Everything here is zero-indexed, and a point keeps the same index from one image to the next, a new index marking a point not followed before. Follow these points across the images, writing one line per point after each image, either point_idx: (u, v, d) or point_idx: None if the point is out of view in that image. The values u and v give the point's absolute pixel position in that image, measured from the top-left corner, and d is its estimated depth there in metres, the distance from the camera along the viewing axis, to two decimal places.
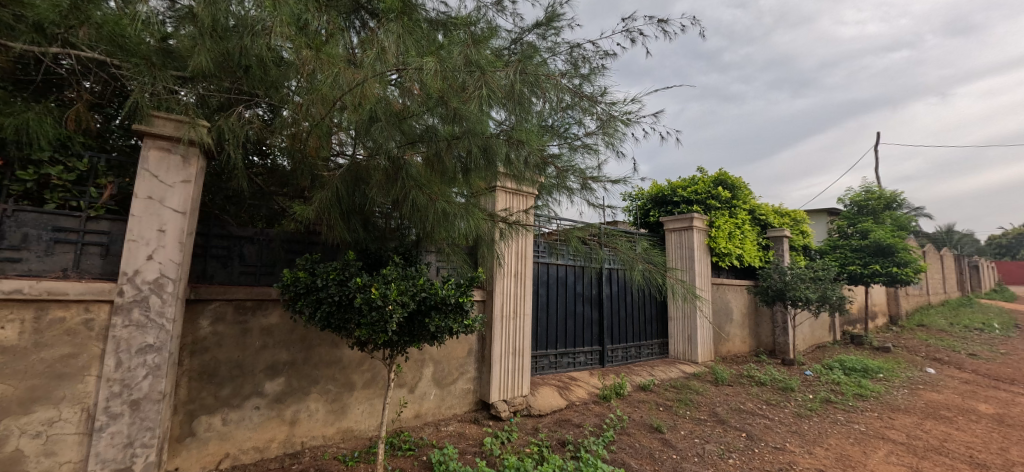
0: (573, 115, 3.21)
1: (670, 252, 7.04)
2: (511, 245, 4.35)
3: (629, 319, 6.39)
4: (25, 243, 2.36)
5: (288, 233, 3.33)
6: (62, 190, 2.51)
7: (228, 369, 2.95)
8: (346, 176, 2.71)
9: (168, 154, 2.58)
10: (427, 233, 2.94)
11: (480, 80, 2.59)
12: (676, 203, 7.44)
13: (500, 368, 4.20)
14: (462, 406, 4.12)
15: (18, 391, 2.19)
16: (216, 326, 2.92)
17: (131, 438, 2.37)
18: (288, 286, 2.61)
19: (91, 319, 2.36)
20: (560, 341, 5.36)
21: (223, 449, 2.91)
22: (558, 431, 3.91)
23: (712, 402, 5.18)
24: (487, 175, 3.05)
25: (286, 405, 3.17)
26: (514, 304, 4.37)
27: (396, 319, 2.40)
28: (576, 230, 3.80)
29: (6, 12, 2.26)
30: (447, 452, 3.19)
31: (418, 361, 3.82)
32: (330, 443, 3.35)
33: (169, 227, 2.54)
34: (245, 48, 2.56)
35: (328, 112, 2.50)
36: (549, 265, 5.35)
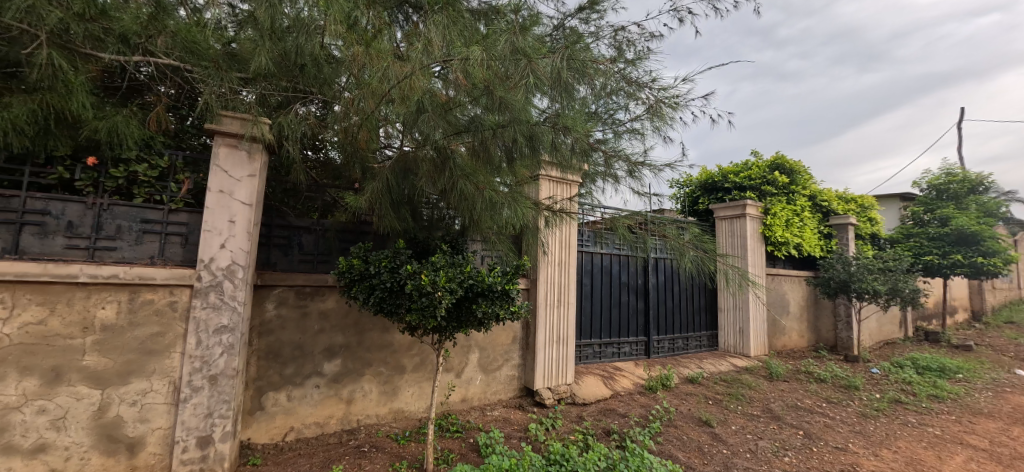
0: (619, 101, 3.14)
1: (721, 240, 6.71)
2: (555, 233, 4.34)
3: (677, 309, 6.20)
4: (119, 234, 2.66)
5: (342, 224, 3.49)
6: (147, 186, 2.79)
7: (291, 350, 3.18)
8: (395, 167, 2.81)
9: (236, 150, 2.79)
10: (473, 222, 2.99)
11: (527, 68, 2.57)
12: (727, 190, 7.09)
13: (544, 355, 4.23)
14: (507, 392, 4.19)
15: (117, 364, 2.48)
16: (279, 309, 3.15)
17: (211, 409, 2.61)
18: (344, 273, 2.76)
19: (175, 301, 2.61)
20: (605, 331, 5.31)
21: (288, 423, 3.15)
22: (603, 420, 3.89)
23: (765, 398, 4.95)
24: (531, 163, 3.05)
25: (343, 385, 3.37)
26: (558, 293, 4.37)
27: (445, 305, 2.46)
28: (622, 218, 3.74)
29: (96, 26, 2.45)
30: (493, 436, 3.27)
31: (464, 347, 3.93)
32: (383, 422, 3.53)
33: (239, 218, 2.75)
34: (300, 47, 2.69)
35: (378, 106, 2.60)
36: (593, 254, 5.29)
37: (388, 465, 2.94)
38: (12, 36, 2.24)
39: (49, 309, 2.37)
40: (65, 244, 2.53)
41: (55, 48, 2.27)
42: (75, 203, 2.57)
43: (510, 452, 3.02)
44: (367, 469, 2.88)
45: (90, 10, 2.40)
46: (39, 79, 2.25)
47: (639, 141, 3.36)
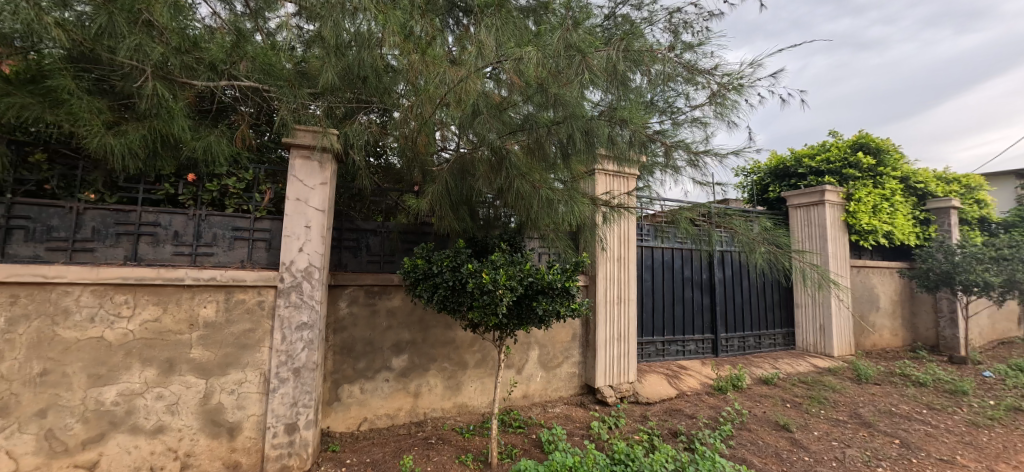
0: (676, 88, 3.06)
1: (796, 231, 6.22)
2: (614, 228, 4.24)
3: (748, 306, 5.83)
4: (215, 241, 2.97)
5: (404, 226, 3.65)
6: (237, 197, 3.10)
7: (362, 346, 3.39)
8: (454, 168, 2.89)
9: (309, 161, 3.01)
10: (530, 220, 3.01)
11: (580, 64, 2.58)
12: (801, 176, 6.49)
13: (605, 353, 4.16)
14: (569, 390, 4.18)
15: (218, 357, 2.78)
16: (351, 307, 3.37)
17: (296, 399, 2.86)
18: (409, 272, 2.89)
19: (262, 300, 2.88)
20: (668, 328, 5.11)
21: (362, 414, 3.36)
22: (669, 420, 3.76)
23: (852, 402, 4.51)
24: (587, 158, 2.99)
25: (410, 379, 3.54)
26: (617, 290, 4.27)
27: (506, 302, 2.49)
28: (684, 211, 3.56)
29: (190, 58, 2.76)
30: (555, 433, 3.27)
31: (525, 344, 3.97)
32: (448, 416, 3.65)
33: (314, 224, 2.96)
34: (361, 61, 2.83)
35: (435, 111, 2.69)
36: (654, 249, 5.11)
37: (454, 457, 3.04)
38: (126, 72, 2.58)
39: (163, 308, 2.71)
40: (173, 251, 2.87)
41: (158, 79, 2.60)
42: (179, 215, 2.91)
43: (573, 450, 3.01)
44: (435, 460, 2.99)
45: (184, 43, 2.73)
46: (148, 108, 2.58)
47: (700, 130, 3.29)
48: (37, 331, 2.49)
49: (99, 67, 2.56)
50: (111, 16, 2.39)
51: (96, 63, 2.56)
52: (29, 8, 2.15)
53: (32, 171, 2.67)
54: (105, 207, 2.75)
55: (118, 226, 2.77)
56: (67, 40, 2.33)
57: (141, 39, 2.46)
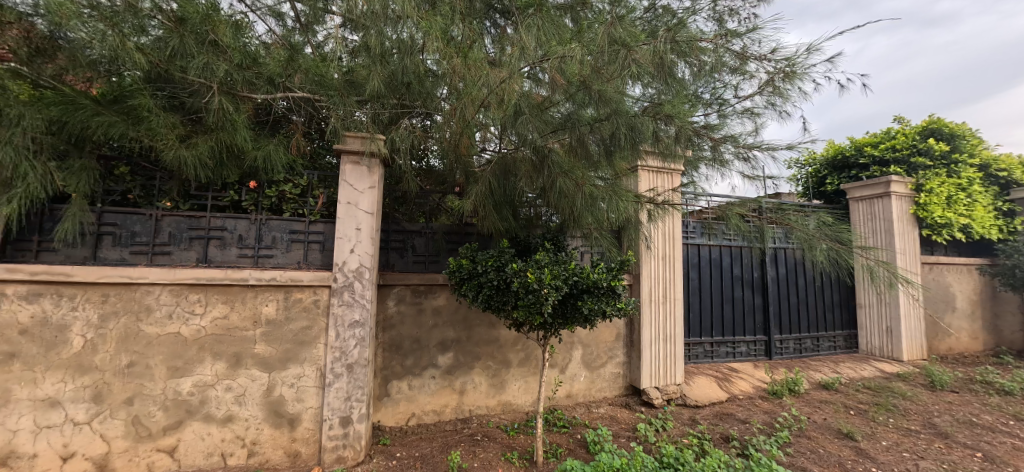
0: (725, 80, 3.14)
1: (858, 226, 5.81)
2: (658, 226, 4.13)
3: (804, 307, 5.51)
4: (274, 243, 3.17)
5: (448, 226, 3.74)
6: (293, 202, 3.28)
7: (410, 343, 3.50)
8: (496, 169, 2.93)
9: (358, 166, 3.16)
10: (573, 219, 3.00)
11: (626, 58, 2.59)
12: (863, 166, 6.03)
13: (650, 354, 4.06)
14: (613, 391, 4.12)
15: (279, 352, 2.96)
16: (399, 305, 3.49)
17: (349, 393, 2.99)
18: (454, 272, 2.95)
19: (318, 299, 3.04)
20: (717, 329, 4.92)
21: (410, 409, 3.48)
22: (720, 425, 3.62)
23: (926, 411, 4.15)
24: (629, 155, 2.96)
25: (456, 377, 3.62)
26: (663, 289, 4.17)
27: (551, 301, 2.49)
28: (733, 206, 3.49)
29: (250, 74, 2.94)
30: (601, 433, 3.24)
31: (568, 343, 3.95)
32: (493, 414, 3.71)
33: (364, 226, 3.09)
34: (404, 67, 2.92)
35: (476, 113, 2.72)
36: (701, 247, 4.93)
37: (500, 455, 3.08)
38: (195, 89, 2.80)
39: (230, 306, 2.92)
40: (238, 253, 3.09)
41: (223, 94, 2.80)
42: (243, 219, 3.12)
43: (621, 452, 2.97)
44: (482, 457, 3.05)
45: (245, 60, 2.91)
46: (215, 121, 2.78)
47: (751, 120, 3.45)
48: (125, 327, 2.76)
49: (171, 85, 2.79)
50: (182, 38, 2.65)
51: (171, 82, 2.79)
52: (113, 35, 2.44)
53: (119, 182, 2.97)
54: (179, 213, 3.00)
55: (191, 230, 3.02)
56: (145, 63, 2.57)
57: (208, 58, 2.70)
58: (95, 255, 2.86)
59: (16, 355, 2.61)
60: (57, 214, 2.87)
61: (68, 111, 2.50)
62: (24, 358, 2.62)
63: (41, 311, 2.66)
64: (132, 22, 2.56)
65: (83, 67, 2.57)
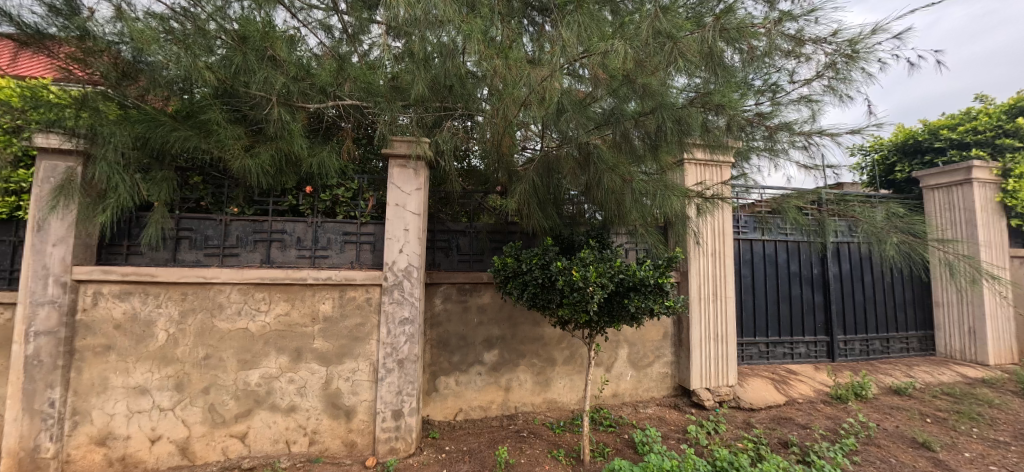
0: (778, 65, 3.02)
1: (934, 216, 5.31)
2: (707, 221, 3.98)
3: (871, 306, 5.11)
4: (329, 244, 3.35)
5: (492, 225, 3.78)
6: (345, 205, 3.45)
7: (456, 340, 3.59)
8: (539, 168, 2.95)
9: (405, 169, 3.28)
10: (618, 216, 2.97)
11: (672, 51, 2.51)
12: (937, 150, 5.50)
13: (701, 353, 3.93)
14: (661, 391, 4.02)
15: (336, 347, 3.13)
16: (445, 303, 3.59)
17: (400, 388, 3.12)
18: (500, 270, 2.99)
19: (370, 296, 3.18)
20: (773, 328, 4.68)
21: (458, 404, 3.57)
22: (777, 429, 3.44)
23: (1018, 420, 3.74)
24: (675, 147, 2.91)
25: (501, 374, 3.67)
26: (713, 286, 4.01)
27: (597, 299, 2.48)
28: (790, 199, 3.32)
29: (306, 86, 3.10)
30: (649, 434, 3.18)
31: (613, 342, 3.90)
32: (538, 411, 3.73)
33: (412, 227, 3.21)
34: (446, 70, 2.97)
35: (518, 112, 2.73)
36: (754, 242, 4.70)
37: (546, 452, 3.10)
38: (256, 102, 3.00)
39: (291, 303, 3.12)
40: (297, 254, 3.29)
41: (281, 105, 2.98)
42: (301, 222, 3.33)
43: (670, 453, 2.90)
44: (529, 453, 3.08)
45: (300, 73, 3.09)
46: (275, 131, 2.98)
47: (808, 107, 3.31)
48: (201, 323, 3.02)
49: (236, 99, 3.00)
50: (244, 56, 2.85)
51: (235, 97, 3.01)
52: (187, 57, 2.68)
53: (193, 190, 3.25)
54: (245, 218, 3.25)
55: (255, 234, 3.25)
56: (213, 80, 2.80)
57: (268, 72, 2.88)
58: (175, 257, 3.15)
59: (112, 347, 2.93)
60: (142, 221, 3.19)
61: (149, 128, 2.77)
62: (118, 351, 2.93)
63: (131, 308, 2.97)
64: (201, 43, 2.83)
65: (162, 87, 2.84)
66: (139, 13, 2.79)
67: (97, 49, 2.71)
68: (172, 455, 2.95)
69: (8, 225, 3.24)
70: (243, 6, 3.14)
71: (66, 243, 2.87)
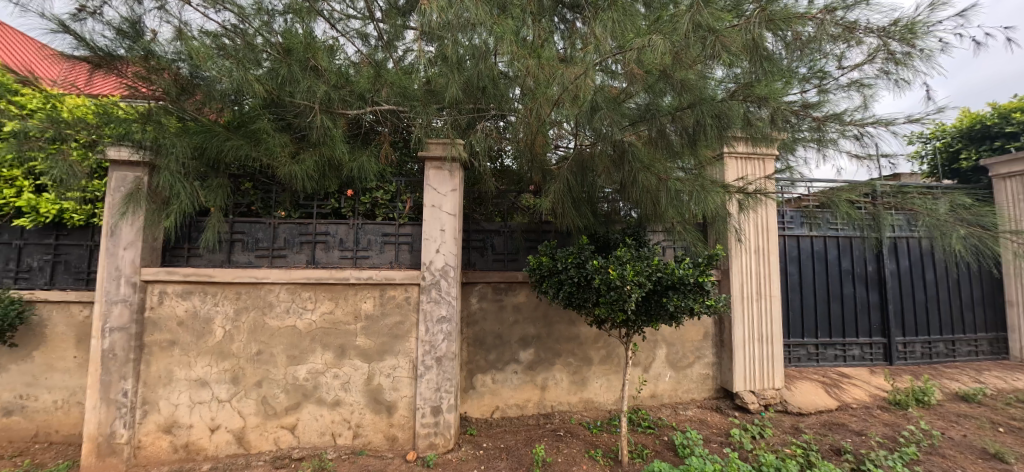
0: (826, 51, 2.86)
1: (1007, 208, 4.87)
2: (750, 217, 3.83)
3: (934, 306, 4.76)
4: (370, 245, 3.47)
5: (526, 225, 3.80)
6: (384, 207, 3.57)
7: (492, 338, 3.64)
8: (573, 166, 2.94)
9: (441, 171, 3.35)
10: (655, 213, 2.92)
11: (713, 44, 2.43)
12: (1010, 135, 5.06)
13: (744, 355, 3.79)
14: (702, 392, 3.90)
15: (377, 345, 3.25)
16: (481, 302, 3.65)
17: (439, 384, 3.19)
18: (535, 269, 3.00)
19: (408, 295, 3.28)
20: (823, 329, 4.44)
21: (495, 402, 3.62)
22: (829, 436, 3.27)
23: None
24: (715, 141, 2.83)
25: (537, 373, 3.69)
26: (756, 285, 3.86)
27: (635, 298, 2.45)
28: (841, 192, 3.15)
29: (347, 93, 3.22)
30: (690, 437, 3.10)
31: (651, 341, 3.82)
32: (575, 410, 3.72)
33: (447, 227, 3.27)
34: (479, 72, 3.01)
35: (551, 111, 2.73)
36: (801, 238, 4.48)
37: (584, 451, 3.09)
38: (300, 111, 3.14)
39: (335, 302, 3.26)
40: (340, 255, 3.44)
41: (323, 113, 3.11)
42: (343, 224, 3.47)
43: (713, 457, 2.83)
44: (566, 452, 3.08)
45: (340, 81, 3.21)
46: (319, 138, 3.11)
47: (859, 93, 3.12)
48: (253, 320, 3.21)
49: (282, 109, 3.16)
50: (290, 67, 3.00)
51: (281, 106, 3.16)
52: (238, 71, 2.85)
53: (244, 196, 3.45)
54: (292, 221, 3.42)
55: (301, 236, 3.42)
56: (262, 92, 2.95)
57: (311, 82, 3.01)
58: (230, 258, 3.37)
59: (176, 342, 3.16)
60: (200, 225, 3.42)
61: (205, 138, 2.97)
62: (181, 346, 3.17)
63: (192, 306, 3.19)
64: (250, 57, 3.01)
65: (216, 100, 3.03)
66: (195, 32, 3.01)
67: (160, 67, 2.93)
68: (230, 444, 3.15)
69: (85, 231, 3.57)
70: (285, 20, 3.31)
71: (135, 247, 3.12)
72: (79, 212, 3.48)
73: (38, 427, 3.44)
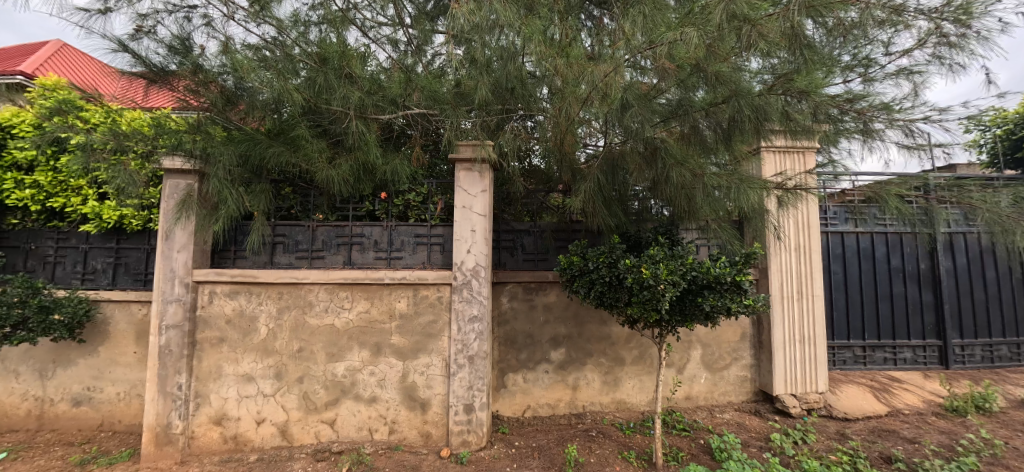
0: (871, 36, 2.73)
1: None
2: (790, 213, 3.68)
3: (996, 306, 4.43)
4: (403, 246, 3.56)
5: (556, 224, 3.80)
6: (416, 209, 3.65)
7: (523, 338, 3.66)
8: (604, 165, 2.93)
9: (471, 172, 3.40)
10: (688, 211, 2.86)
11: (750, 34, 2.36)
12: None
13: (785, 357, 3.65)
14: (739, 395, 3.78)
15: (411, 343, 3.33)
16: (512, 302, 3.68)
17: (471, 383, 3.24)
18: (566, 269, 3.00)
19: (441, 295, 3.34)
20: (870, 330, 4.22)
21: (527, 401, 3.65)
22: (879, 443, 3.11)
23: None
24: (751, 136, 2.77)
25: (569, 372, 3.68)
26: (797, 284, 3.71)
27: (669, 298, 2.40)
28: (890, 186, 2.99)
29: (384, 100, 3.31)
30: (728, 440, 3.02)
31: (686, 342, 3.74)
32: (607, 411, 3.69)
33: (478, 227, 3.31)
34: (507, 73, 3.02)
35: (581, 110, 2.71)
36: (845, 234, 4.27)
37: (617, 453, 3.07)
38: (335, 118, 3.26)
39: (371, 301, 3.37)
40: (374, 256, 3.55)
41: (358, 118, 3.21)
42: (377, 226, 3.57)
43: (753, 462, 2.77)
44: (598, 453, 3.06)
45: (374, 87, 3.30)
46: (355, 143, 3.22)
47: (908, 81, 2.96)
48: (295, 318, 3.36)
49: (319, 116, 3.28)
50: (326, 75, 3.11)
51: (317, 113, 3.28)
52: (279, 81, 2.98)
53: (285, 200, 3.61)
54: (329, 224, 3.55)
55: (338, 238, 3.55)
56: (301, 100, 3.06)
57: (346, 89, 3.12)
58: (273, 260, 3.54)
59: (225, 340, 3.35)
60: (245, 228, 3.61)
61: (249, 146, 3.14)
62: (230, 343, 3.35)
63: (239, 306, 3.37)
64: (289, 67, 3.15)
65: (258, 110, 3.18)
66: (239, 46, 3.18)
67: (207, 80, 3.12)
68: (274, 436, 3.32)
69: (143, 235, 3.83)
70: (320, 30, 3.45)
71: (187, 250, 3.33)
72: (137, 218, 3.74)
73: (103, 417, 3.73)
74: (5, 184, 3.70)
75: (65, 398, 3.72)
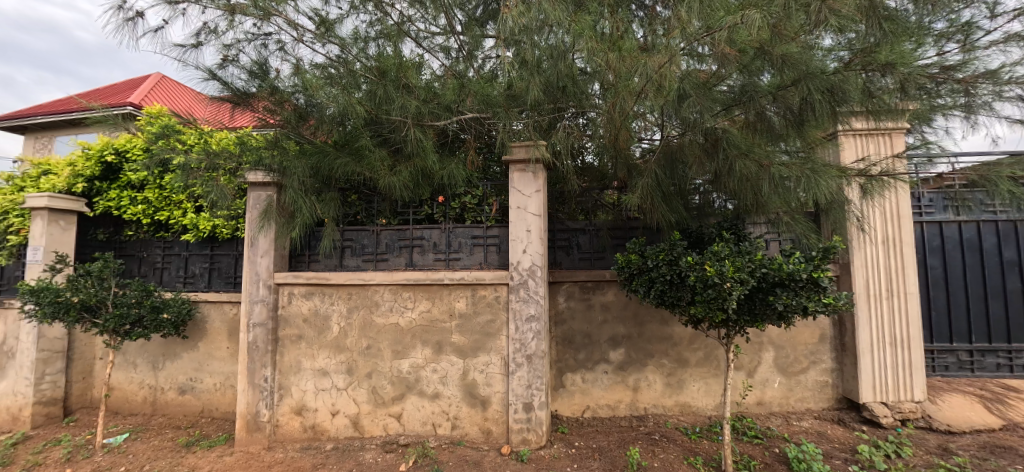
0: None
1: None
2: (876, 203, 3.34)
3: None
4: (461, 248, 3.67)
5: (612, 222, 3.73)
6: (473, 211, 3.75)
7: (581, 338, 3.64)
8: (662, 160, 2.83)
9: (524, 173, 3.40)
10: (755, 204, 2.70)
11: (821, 9, 2.17)
12: None
13: (873, 361, 3.31)
14: (819, 402, 3.50)
15: (470, 342, 3.42)
16: (569, 301, 3.67)
17: (530, 382, 3.27)
18: (623, 268, 2.94)
19: (498, 294, 3.41)
20: (979, 332, 3.72)
21: (586, 401, 3.62)
22: (993, 460, 2.73)
23: None
24: (825, 121, 2.57)
25: (629, 373, 3.61)
26: (886, 281, 3.36)
27: (737, 297, 2.27)
28: (1000, 168, 2.63)
29: (439, 106, 3.43)
30: (806, 450, 2.81)
31: (756, 344, 3.52)
32: (670, 414, 3.56)
33: (533, 227, 3.33)
34: (558, 72, 3.00)
35: (635, 104, 2.60)
36: (944, 224, 3.80)
37: (682, 458, 2.96)
38: (394, 127, 3.43)
39: (432, 301, 3.51)
40: (434, 257, 3.69)
41: (415, 126, 3.35)
42: (436, 229, 3.71)
43: None
44: (662, 457, 2.97)
45: (429, 95, 3.44)
46: (413, 150, 3.37)
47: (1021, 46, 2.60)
48: (363, 317, 3.58)
49: (381, 126, 3.47)
50: (385, 88, 3.28)
51: (378, 123, 3.47)
52: (344, 96, 3.19)
53: (351, 206, 3.86)
54: (392, 227, 3.75)
55: (401, 241, 3.74)
56: (363, 112, 3.25)
57: (403, 99, 3.26)
58: (343, 263, 3.80)
59: (302, 337, 3.64)
60: (317, 234, 3.90)
61: (319, 159, 3.40)
62: (307, 340, 3.64)
63: (315, 306, 3.65)
64: (352, 82, 3.36)
65: (325, 124, 3.43)
66: (308, 66, 3.45)
67: (282, 100, 3.45)
68: (348, 427, 3.55)
69: (232, 242, 4.27)
70: (378, 44, 3.65)
71: (270, 255, 3.65)
72: (227, 227, 4.17)
73: (204, 405, 4.19)
74: (123, 201, 4.31)
75: (173, 387, 4.23)
